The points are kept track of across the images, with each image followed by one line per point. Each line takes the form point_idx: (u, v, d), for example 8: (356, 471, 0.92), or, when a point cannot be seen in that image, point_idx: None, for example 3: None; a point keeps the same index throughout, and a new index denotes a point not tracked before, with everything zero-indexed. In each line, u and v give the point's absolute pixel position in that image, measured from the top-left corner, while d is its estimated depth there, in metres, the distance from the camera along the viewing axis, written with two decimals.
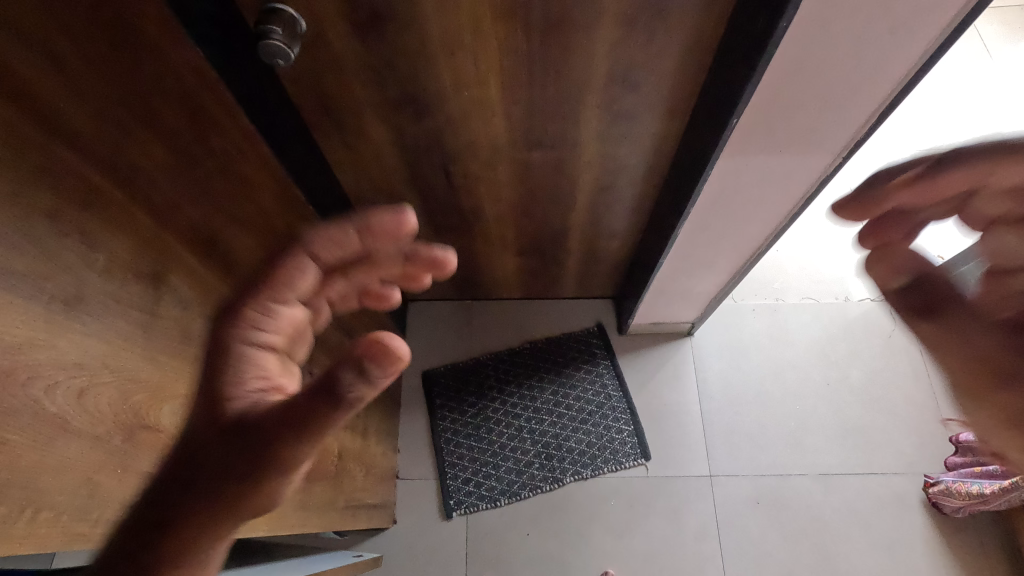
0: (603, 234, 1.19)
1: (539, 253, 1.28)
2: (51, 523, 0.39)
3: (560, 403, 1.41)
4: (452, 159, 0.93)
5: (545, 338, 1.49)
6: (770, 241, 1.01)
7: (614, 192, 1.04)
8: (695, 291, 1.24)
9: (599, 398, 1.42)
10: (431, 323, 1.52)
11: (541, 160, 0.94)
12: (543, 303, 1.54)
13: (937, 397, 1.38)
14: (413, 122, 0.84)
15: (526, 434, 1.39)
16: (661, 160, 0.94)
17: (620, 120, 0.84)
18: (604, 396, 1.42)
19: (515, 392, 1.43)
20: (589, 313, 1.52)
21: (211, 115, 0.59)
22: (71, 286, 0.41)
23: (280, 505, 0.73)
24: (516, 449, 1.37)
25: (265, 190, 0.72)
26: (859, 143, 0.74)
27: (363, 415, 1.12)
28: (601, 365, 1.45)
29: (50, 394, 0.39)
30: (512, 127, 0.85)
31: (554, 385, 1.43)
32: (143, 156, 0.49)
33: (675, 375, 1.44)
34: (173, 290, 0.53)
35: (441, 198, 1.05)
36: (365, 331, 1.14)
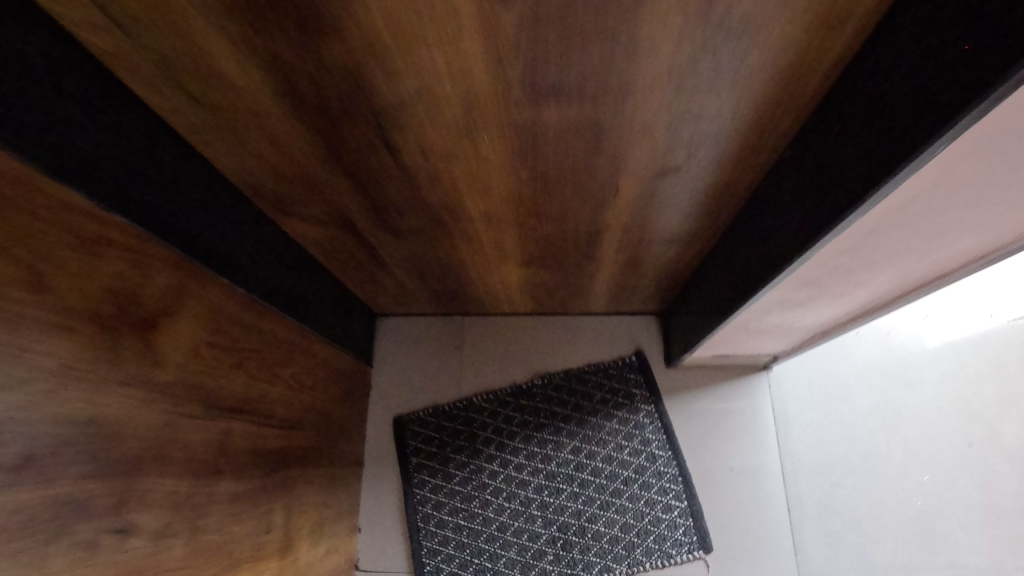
0: (654, 237, 0.77)
1: (556, 263, 0.86)
2: None
3: (583, 466, 1.01)
4: (392, 127, 0.51)
5: (564, 371, 1.08)
6: (969, 262, 0.58)
7: (682, 178, 0.61)
8: (796, 323, 0.81)
9: (638, 460, 1.01)
10: (410, 347, 1.12)
11: (557, 128, 0.51)
12: (562, 321, 1.13)
13: None
14: (297, 53, 0.42)
15: (535, 510, 0.99)
16: (781, 123, 0.51)
17: (720, 45, 0.40)
18: (645, 457, 1.01)
19: (521, 450, 1.03)
20: (626, 336, 1.11)
21: None
22: None
23: None
24: (522, 534, 0.98)
25: None
26: None
27: (289, 516, 0.75)
28: (640, 412, 1.04)
29: None
30: (496, 66, 0.42)
31: (576, 440, 1.03)
32: None
33: (746, 427, 1.04)
34: None
35: (392, 189, 0.63)
36: (289, 389, 0.75)
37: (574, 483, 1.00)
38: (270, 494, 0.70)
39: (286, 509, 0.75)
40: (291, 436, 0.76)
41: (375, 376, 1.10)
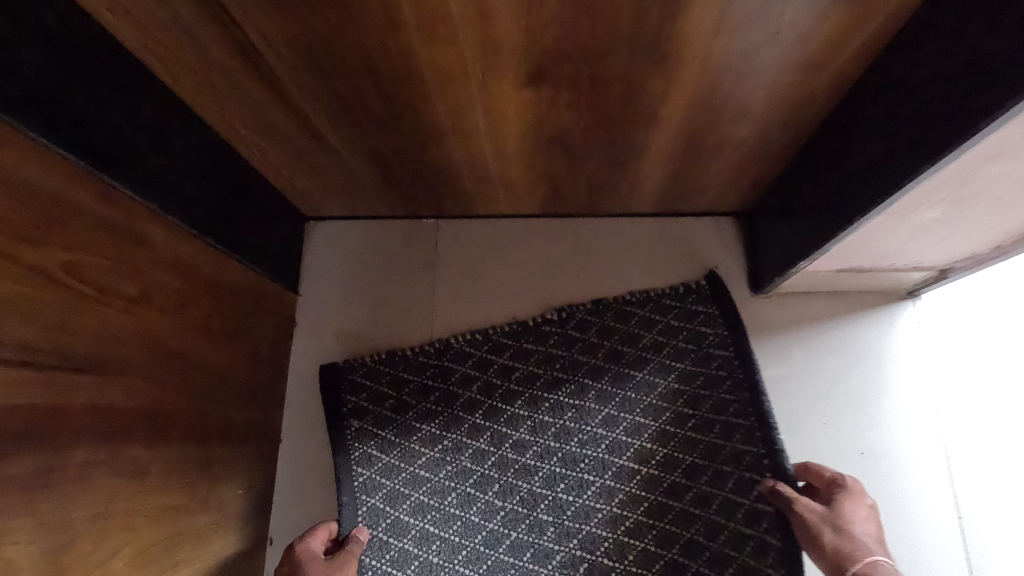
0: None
1: (586, 86, 0.47)
2: None
3: (620, 448, 0.64)
4: None
5: (592, 302, 0.70)
6: None
7: None
8: None
9: (704, 441, 0.63)
10: (353, 266, 0.74)
11: None
12: (585, 226, 0.73)
13: None
14: None
15: (545, 514, 0.63)
16: None
17: None
18: (716, 434, 0.63)
19: (524, 421, 0.66)
20: (685, 248, 0.72)
21: None
22: None
23: None
24: (524, 551, 0.62)
25: None
26: None
27: (79, 543, 0.39)
28: (714, 363, 0.65)
29: None
30: None
31: (609, 407, 0.66)
32: None
33: (883, 388, 0.65)
34: None
35: None
36: (56, 296, 0.37)
37: (607, 475, 0.64)
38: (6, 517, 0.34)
39: (69, 539, 0.38)
40: (77, 398, 0.39)
41: (301, 309, 0.72)
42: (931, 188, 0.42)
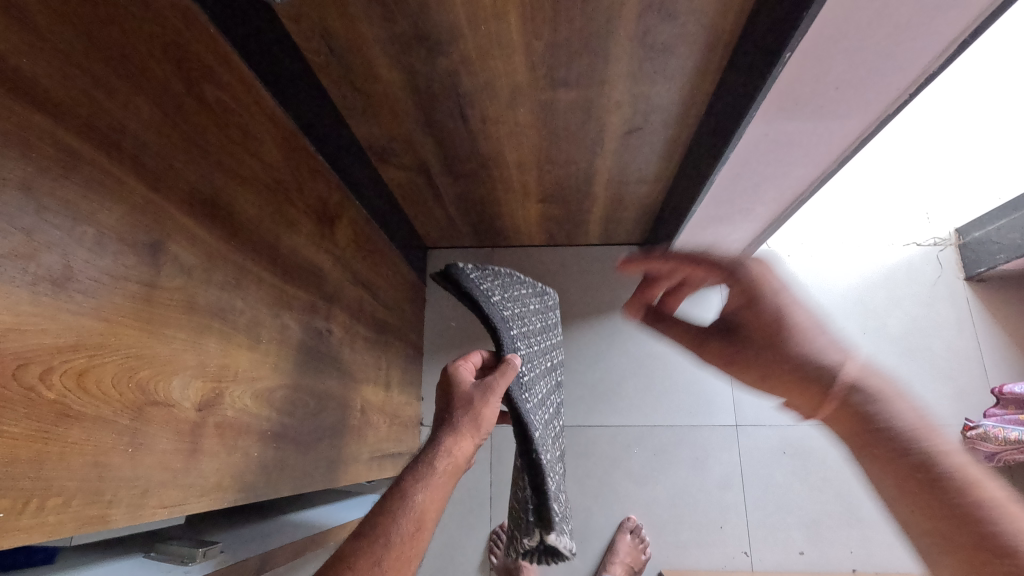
0: (631, 179, 1.12)
1: (562, 200, 1.22)
2: (60, 510, 0.38)
3: (538, 330, 0.77)
4: (469, 100, 0.85)
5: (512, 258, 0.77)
6: (817, 186, 0.93)
7: (645, 134, 0.96)
8: (728, 238, 1.18)
9: (533, 355, 0.71)
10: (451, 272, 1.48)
11: (566, 101, 0.86)
12: (566, 251, 1.48)
13: (981, 347, 1.32)
14: (425, 62, 0.76)
15: (542, 335, 0.79)
16: (697, 98, 0.85)
17: (655, 55, 0.75)
18: (531, 357, 0.69)
19: (497, 287, 0.67)
20: (614, 261, 1.47)
21: (202, 64, 0.54)
22: (58, 262, 0.38)
23: (303, 463, 0.74)
24: (546, 349, 0.81)
25: (267, 143, 0.67)
26: (934, 75, 0.65)
27: (386, 366, 1.12)
28: (494, 290, 0.66)
29: (46, 378, 0.37)
30: (533, 66, 0.77)
31: (531, 329, 0.73)
32: (128, 115, 0.44)
33: (702, 326, 1.40)
34: (173, 257, 0.49)
35: (459, 143, 0.98)
36: (382, 281, 1.11)
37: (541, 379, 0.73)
38: (377, 348, 1.06)
39: (385, 363, 1.11)
40: (386, 316, 1.12)
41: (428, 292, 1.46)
42: (695, 224, 1.11)
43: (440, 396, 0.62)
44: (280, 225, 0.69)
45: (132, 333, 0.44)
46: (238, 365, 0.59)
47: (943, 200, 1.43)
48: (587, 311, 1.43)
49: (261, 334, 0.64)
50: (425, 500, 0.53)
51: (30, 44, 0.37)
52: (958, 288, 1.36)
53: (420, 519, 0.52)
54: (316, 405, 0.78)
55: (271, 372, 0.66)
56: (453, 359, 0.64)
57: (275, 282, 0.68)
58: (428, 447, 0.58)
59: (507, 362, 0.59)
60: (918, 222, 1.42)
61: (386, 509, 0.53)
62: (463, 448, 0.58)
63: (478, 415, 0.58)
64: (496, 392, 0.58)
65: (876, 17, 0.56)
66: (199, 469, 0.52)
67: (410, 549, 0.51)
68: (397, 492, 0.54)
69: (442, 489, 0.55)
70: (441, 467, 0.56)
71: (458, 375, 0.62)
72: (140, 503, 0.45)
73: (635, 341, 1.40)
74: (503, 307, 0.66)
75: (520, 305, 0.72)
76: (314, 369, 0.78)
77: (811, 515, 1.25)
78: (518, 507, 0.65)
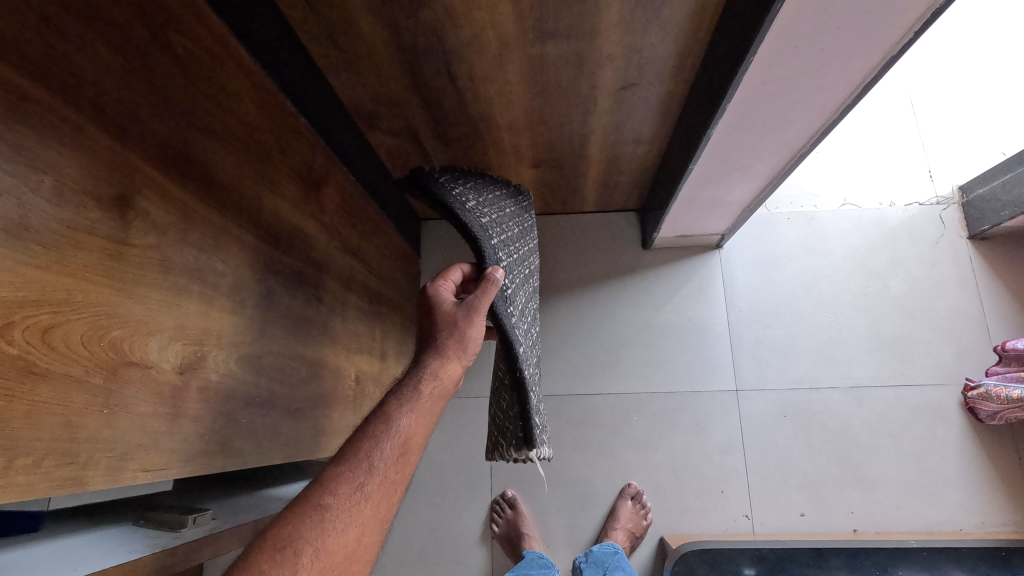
0: (626, 139, 1.09)
1: (556, 164, 1.18)
2: (30, 470, 0.36)
3: (517, 246, 0.77)
4: (455, 57, 0.82)
5: (482, 181, 0.78)
6: (818, 139, 0.90)
7: (639, 90, 0.92)
8: (727, 198, 1.15)
9: (513, 264, 0.71)
10: (445, 244, 1.46)
11: (556, 55, 0.82)
12: (561, 219, 1.46)
13: (984, 306, 1.30)
14: (408, 15, 0.72)
15: (522, 254, 0.80)
16: (692, 49, 0.82)
17: (648, 1, 0.72)
18: (511, 264, 0.69)
19: (470, 196, 0.68)
20: (610, 228, 1.44)
21: (168, 9, 0.51)
22: (13, 211, 0.36)
23: (293, 432, 0.73)
24: (525, 268, 0.81)
25: (243, 98, 0.64)
26: (940, 11, 0.61)
27: (381, 337, 1.10)
28: (466, 196, 0.66)
29: (7, 332, 0.35)
30: (521, 16, 0.73)
31: (510, 241, 0.74)
32: (83, 57, 0.42)
33: (700, 291, 1.38)
34: (144, 213, 0.47)
35: (448, 104, 0.94)
36: (374, 251, 1.09)
37: (521, 292, 0.74)
38: (371, 318, 1.05)
39: (379, 333, 1.10)
40: (378, 286, 1.10)
41: (423, 264, 1.43)
42: (694, 185, 1.08)
43: (422, 317, 0.61)
44: (261, 186, 0.67)
45: (102, 291, 0.42)
46: (221, 329, 0.57)
47: (946, 157, 1.40)
48: (583, 279, 1.41)
49: (245, 298, 0.62)
50: (411, 423, 0.50)
51: None
52: (961, 248, 1.34)
53: (406, 442, 0.49)
54: (308, 372, 0.77)
55: (256, 337, 0.64)
56: (434, 278, 0.63)
57: (259, 246, 0.66)
58: (412, 371, 0.55)
59: (490, 279, 0.57)
60: (920, 181, 1.39)
61: (368, 432, 0.49)
62: (450, 370, 0.56)
63: (464, 335, 0.58)
64: (480, 311, 0.58)
65: None
66: (183, 433, 0.51)
67: (396, 472, 0.48)
68: (381, 410, 0.50)
69: (429, 412, 0.53)
70: (427, 389, 0.53)
71: (440, 295, 0.61)
72: (119, 466, 0.44)
73: (632, 308, 1.38)
74: (478, 219, 0.64)
75: (494, 217, 0.71)
76: (303, 336, 0.76)
77: (812, 478, 1.24)
78: (501, 418, 0.69)
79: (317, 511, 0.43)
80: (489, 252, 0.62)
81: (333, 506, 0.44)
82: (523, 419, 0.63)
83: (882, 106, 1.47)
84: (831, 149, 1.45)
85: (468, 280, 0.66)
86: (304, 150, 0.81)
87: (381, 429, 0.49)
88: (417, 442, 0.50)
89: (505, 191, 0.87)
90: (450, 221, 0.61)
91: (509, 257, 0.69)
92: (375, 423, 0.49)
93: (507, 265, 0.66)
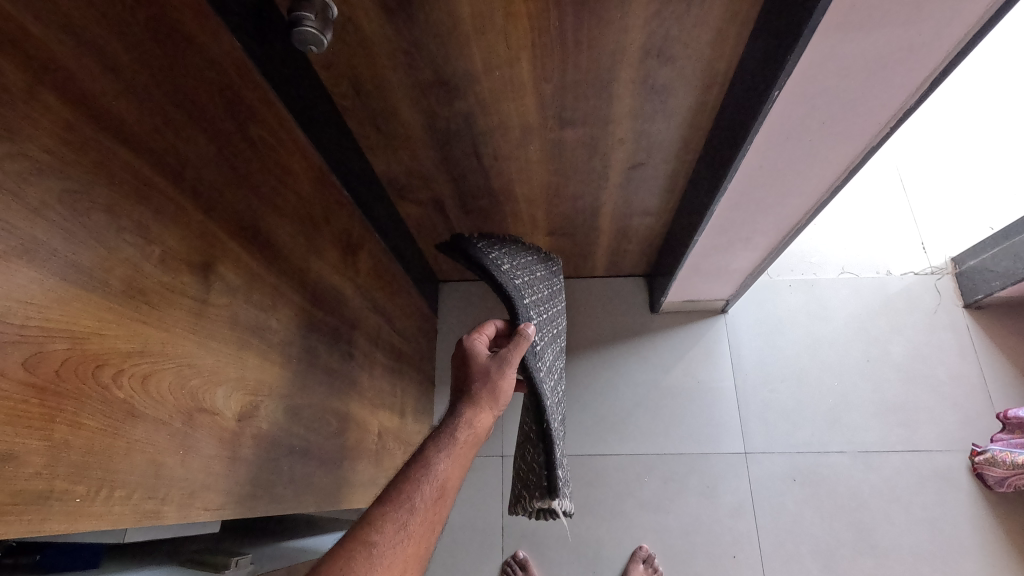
0: (635, 211, 1.18)
1: (569, 233, 1.27)
2: (123, 500, 0.41)
3: (547, 308, 0.85)
4: (482, 139, 0.91)
5: (514, 246, 0.87)
6: (812, 215, 0.98)
7: (647, 168, 1.02)
8: (731, 266, 1.22)
9: (542, 322, 0.78)
10: (460, 304, 1.51)
11: (573, 138, 0.92)
12: (573, 283, 1.53)
13: (984, 373, 1.34)
14: (444, 105, 0.82)
15: (551, 315, 0.87)
16: (695, 134, 0.92)
17: (655, 95, 0.81)
18: (540, 321, 0.77)
19: (505, 260, 0.76)
20: (619, 291, 1.51)
21: (248, 105, 0.60)
22: (129, 276, 0.42)
23: (323, 483, 0.77)
24: (554, 327, 0.88)
25: (300, 177, 0.73)
26: (911, 110, 0.71)
27: (401, 394, 1.15)
28: (501, 260, 0.75)
29: (117, 379, 0.41)
30: (543, 106, 0.83)
31: (540, 302, 0.81)
32: (187, 148, 0.50)
33: (707, 354, 1.43)
34: (221, 277, 0.54)
35: (473, 179, 1.04)
36: (398, 311, 1.15)
37: (548, 350, 0.80)
38: (393, 375, 1.10)
39: (400, 390, 1.14)
40: (400, 345, 1.16)
41: (440, 324, 1.49)
42: (699, 254, 1.16)
43: (457, 369, 0.68)
44: (310, 253, 0.75)
45: (185, 344, 0.48)
46: (271, 381, 0.63)
47: (937, 230, 1.48)
48: (594, 340, 1.46)
49: (291, 353, 0.68)
50: (448, 467, 0.55)
51: (115, 87, 0.42)
52: (957, 316, 1.39)
53: (443, 485, 0.54)
54: (338, 425, 0.82)
55: (299, 389, 0.70)
56: (470, 332, 0.70)
57: (306, 305, 0.72)
58: (449, 419, 0.61)
59: (522, 334, 0.66)
60: (915, 252, 1.46)
61: (409, 475, 0.54)
62: (482, 418, 0.62)
63: (495, 386, 0.65)
64: (512, 364, 0.65)
65: (857, 55, 0.62)
66: (236, 476, 0.56)
67: (435, 513, 0.52)
68: (421, 453, 0.56)
69: (462, 458, 0.58)
70: (462, 436, 0.59)
71: (475, 349, 0.68)
72: (187, 503, 0.48)
73: (642, 369, 1.43)
74: (513, 280, 0.73)
75: (526, 280, 0.79)
76: (337, 391, 0.82)
77: (824, 544, 1.24)
78: (525, 472, 0.74)
79: (364, 547, 0.47)
80: (521, 311, 0.70)
81: (379, 542, 0.48)
82: (548, 469, 0.69)
83: (873, 183, 1.57)
84: (827, 222, 1.54)
85: (501, 336, 0.74)
86: (347, 221, 0.90)
87: (421, 471, 0.54)
88: (453, 484, 0.55)
89: (537, 257, 0.94)
90: (487, 282, 0.70)
91: (539, 317, 0.76)
92: (416, 466, 0.55)
93: (538, 324, 0.74)
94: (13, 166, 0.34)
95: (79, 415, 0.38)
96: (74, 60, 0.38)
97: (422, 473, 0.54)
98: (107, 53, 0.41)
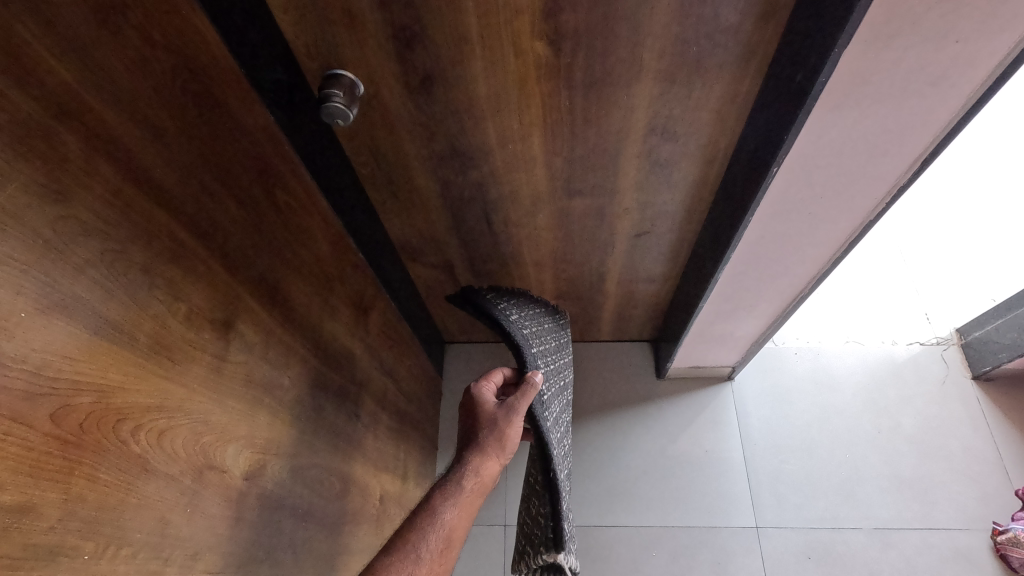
0: (640, 278, 1.20)
1: (575, 297, 1.29)
2: (129, 559, 0.41)
3: (555, 362, 0.86)
4: (493, 206, 0.95)
5: (523, 299, 0.89)
6: (815, 284, 1.00)
7: (652, 237, 1.05)
8: (736, 333, 1.23)
9: (549, 370, 0.79)
10: (466, 366, 1.51)
11: (580, 207, 0.96)
12: (579, 346, 1.54)
13: (999, 447, 1.31)
14: (459, 175, 0.86)
15: (558, 367, 0.87)
16: (697, 205, 0.95)
17: (659, 168, 0.86)
18: (547, 370, 0.77)
19: (512, 311, 0.78)
20: (625, 356, 1.51)
21: (276, 172, 0.64)
22: (156, 331, 0.44)
23: (321, 548, 0.74)
24: (561, 378, 0.88)
25: (318, 237, 0.75)
26: (904, 187, 0.75)
27: (404, 456, 1.13)
28: (508, 310, 0.77)
29: (135, 434, 0.42)
30: (553, 176, 0.87)
31: (547, 355, 0.82)
32: (218, 212, 0.53)
33: (715, 423, 1.41)
34: (240, 335, 0.55)
35: (483, 244, 1.07)
36: (404, 371, 1.15)
37: (555, 402, 0.80)
38: (397, 437, 1.09)
39: (403, 453, 1.12)
40: (405, 405, 1.15)
41: (445, 385, 1.49)
42: (704, 320, 1.17)
43: (467, 415, 0.70)
44: (323, 311, 0.76)
45: (202, 401, 0.49)
46: (279, 440, 0.63)
47: (940, 301, 1.49)
48: (600, 406, 1.45)
49: (299, 411, 0.68)
50: (454, 517, 0.58)
51: (160, 154, 0.45)
52: (966, 387, 1.38)
53: (449, 536, 0.57)
54: (341, 487, 0.81)
55: (305, 448, 0.69)
56: (477, 380, 0.72)
57: (317, 364, 0.73)
58: (457, 467, 0.64)
59: (529, 382, 0.67)
60: (918, 322, 1.47)
61: (415, 526, 0.57)
62: (488, 465, 0.65)
63: (502, 434, 0.66)
64: (518, 412, 0.67)
65: (850, 134, 0.66)
66: (238, 537, 0.55)
67: (440, 563, 0.55)
68: (427, 502, 0.59)
69: (469, 507, 0.61)
70: (469, 485, 0.62)
71: (483, 395, 0.71)
72: (190, 564, 0.48)
73: (648, 436, 1.40)
74: (520, 330, 0.75)
75: (534, 331, 0.81)
76: (341, 452, 0.81)
77: None
78: (530, 527, 0.73)
79: None
80: (529, 358, 0.71)
81: None
82: (553, 520, 0.67)
83: (873, 255, 1.61)
84: (829, 292, 1.56)
85: (508, 382, 0.76)
86: (359, 280, 0.92)
87: (425, 521, 0.57)
88: (459, 533, 0.58)
89: (545, 312, 0.96)
90: (495, 331, 0.71)
91: (545, 367, 0.77)
92: (421, 515, 0.58)
93: (545, 374, 0.75)
94: (62, 227, 0.36)
95: (95, 469, 0.38)
96: (127, 132, 0.42)
97: (426, 524, 0.57)
98: (156, 125, 0.45)
